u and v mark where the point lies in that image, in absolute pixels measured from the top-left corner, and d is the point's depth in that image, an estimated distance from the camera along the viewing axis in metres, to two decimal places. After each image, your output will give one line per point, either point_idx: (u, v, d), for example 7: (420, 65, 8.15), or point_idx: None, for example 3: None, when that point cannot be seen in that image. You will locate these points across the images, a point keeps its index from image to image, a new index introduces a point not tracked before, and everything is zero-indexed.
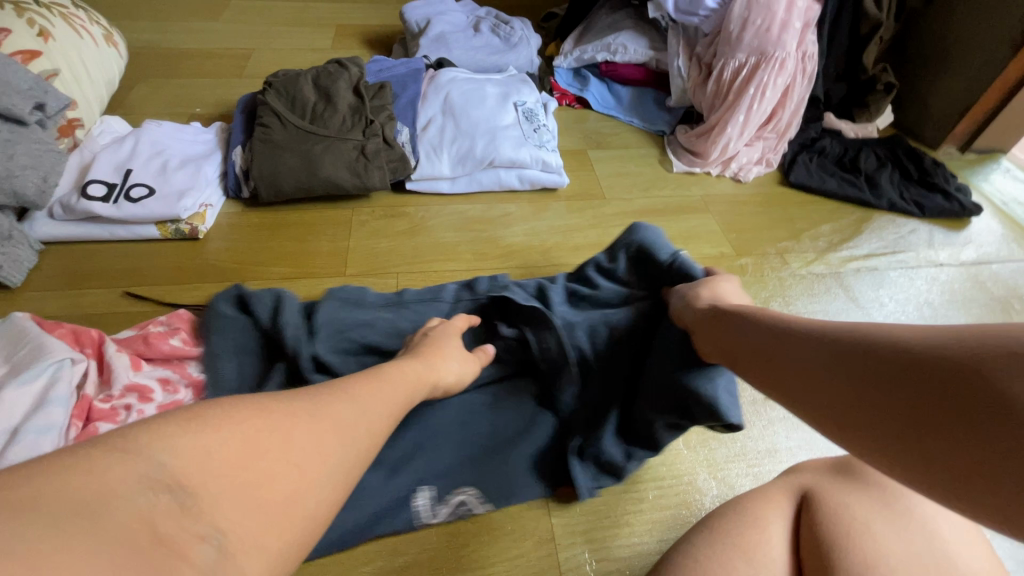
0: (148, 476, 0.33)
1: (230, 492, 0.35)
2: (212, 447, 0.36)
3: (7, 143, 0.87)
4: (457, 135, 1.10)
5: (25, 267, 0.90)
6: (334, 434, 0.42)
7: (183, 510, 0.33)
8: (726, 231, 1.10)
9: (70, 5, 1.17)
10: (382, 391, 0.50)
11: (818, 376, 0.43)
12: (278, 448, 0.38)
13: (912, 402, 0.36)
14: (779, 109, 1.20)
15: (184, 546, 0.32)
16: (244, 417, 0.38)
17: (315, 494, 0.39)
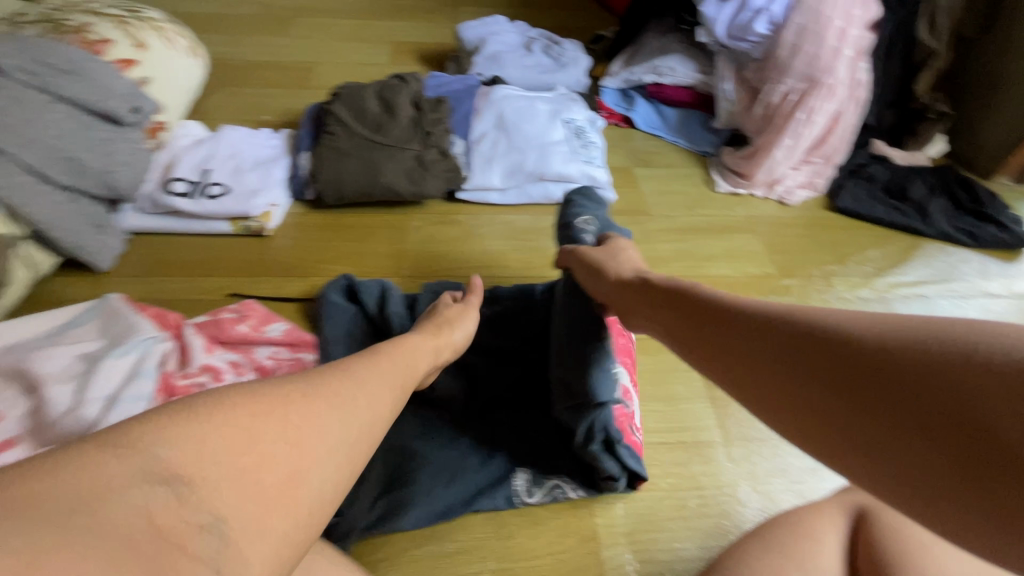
0: (147, 469, 0.36)
1: (228, 481, 0.37)
2: (204, 441, 0.38)
3: (107, 142, 0.95)
4: (510, 149, 1.15)
5: (115, 254, 0.97)
6: (328, 415, 0.44)
7: (180, 501, 0.36)
8: (770, 251, 1.11)
9: (162, 19, 1.28)
10: (376, 369, 0.52)
11: (777, 373, 0.44)
12: (273, 432, 0.41)
13: (879, 401, 0.37)
14: (828, 134, 1.21)
15: (185, 536, 0.35)
16: (239, 406, 0.41)
17: (313, 477, 0.41)
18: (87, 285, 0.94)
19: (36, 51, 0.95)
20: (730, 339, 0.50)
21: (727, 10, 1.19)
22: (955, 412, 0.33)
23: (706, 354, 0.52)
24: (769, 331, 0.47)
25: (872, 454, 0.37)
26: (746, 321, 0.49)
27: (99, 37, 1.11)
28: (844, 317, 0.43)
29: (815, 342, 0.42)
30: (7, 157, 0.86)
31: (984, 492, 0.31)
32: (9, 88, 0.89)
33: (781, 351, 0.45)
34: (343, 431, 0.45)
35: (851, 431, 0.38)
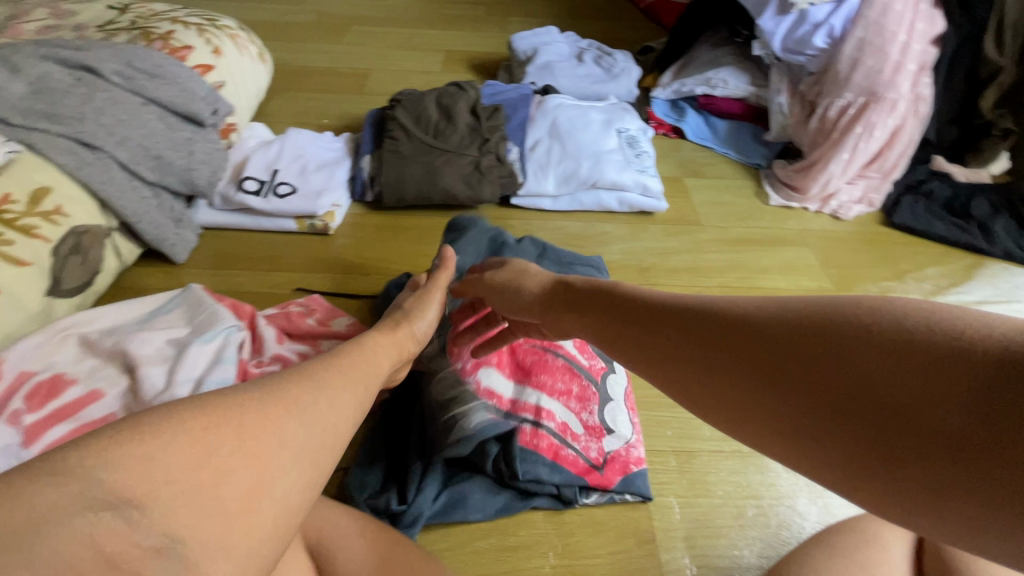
0: (87, 495, 0.31)
1: (184, 498, 0.33)
2: (157, 455, 0.33)
3: (189, 141, 1.00)
4: (564, 157, 1.17)
5: (190, 248, 1.01)
6: (290, 418, 0.41)
7: (130, 525, 0.31)
8: (825, 265, 1.10)
9: (236, 27, 1.35)
10: (336, 372, 0.49)
11: (710, 366, 0.43)
12: (232, 438, 0.37)
13: (816, 392, 0.37)
14: (887, 148, 1.19)
15: (139, 562, 0.31)
16: (187, 415, 0.36)
17: (276, 486, 0.37)
18: (164, 275, 0.98)
19: (128, 56, 1.01)
20: (659, 333, 0.49)
21: (786, 23, 1.18)
22: (894, 397, 0.33)
23: (633, 348, 0.51)
24: (696, 321, 0.46)
25: (818, 444, 0.36)
26: (672, 313, 0.48)
27: (181, 44, 1.18)
28: (760, 308, 0.43)
29: (744, 332, 0.42)
30: (103, 152, 0.90)
31: (924, 470, 0.32)
32: (105, 88, 0.95)
33: (712, 348, 0.44)
34: (307, 436, 0.41)
35: (794, 422, 0.38)
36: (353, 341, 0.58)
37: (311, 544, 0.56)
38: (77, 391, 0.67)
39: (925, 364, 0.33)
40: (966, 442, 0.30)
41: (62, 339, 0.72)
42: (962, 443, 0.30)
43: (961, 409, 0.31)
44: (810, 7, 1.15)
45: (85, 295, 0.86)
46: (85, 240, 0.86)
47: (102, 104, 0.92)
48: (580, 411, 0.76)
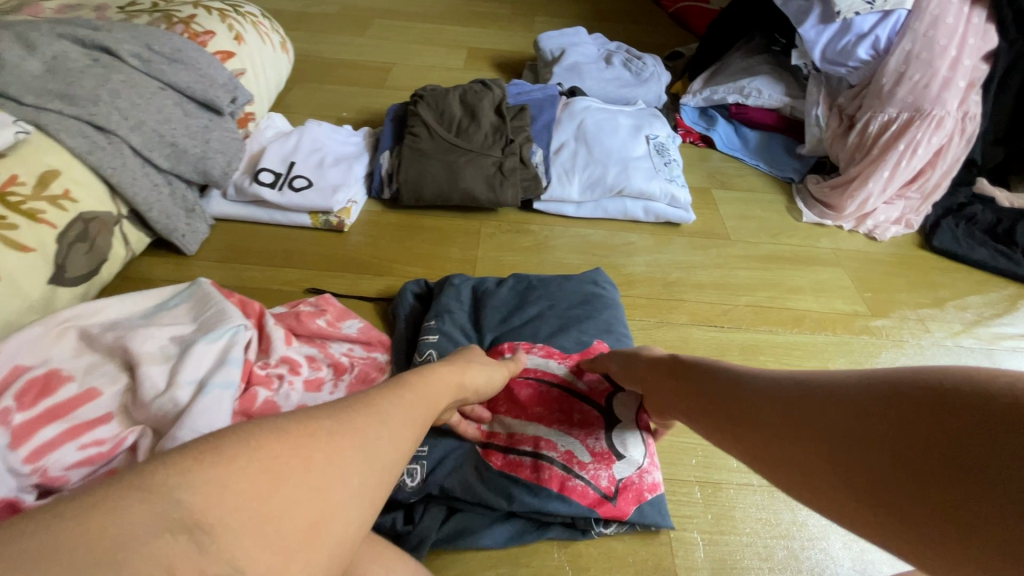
0: (166, 517, 0.32)
1: (249, 529, 0.34)
2: (229, 483, 0.34)
3: (204, 129, 0.98)
4: (590, 162, 1.12)
5: (200, 238, 0.99)
6: (356, 453, 0.40)
7: (201, 550, 0.32)
8: (860, 288, 1.05)
9: (258, 14, 1.32)
10: (404, 399, 0.47)
11: (781, 436, 0.46)
12: (298, 473, 0.37)
13: (883, 457, 0.39)
14: (928, 168, 1.14)
15: None
16: (259, 445, 0.37)
17: (335, 521, 0.37)
18: (174, 266, 0.95)
19: (146, 38, 0.98)
20: (729, 403, 0.52)
21: (828, 33, 1.13)
22: (954, 458, 0.35)
23: (705, 417, 0.54)
24: (766, 391, 0.49)
25: (892, 509, 0.38)
26: (741, 383, 0.52)
27: (202, 29, 1.15)
28: (828, 377, 0.46)
29: (811, 400, 0.45)
30: (116, 137, 0.87)
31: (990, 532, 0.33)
32: (122, 70, 0.92)
33: (783, 412, 0.47)
34: (369, 469, 0.40)
35: (864, 490, 0.40)
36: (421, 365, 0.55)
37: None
38: (73, 389, 0.64)
39: (981, 424, 0.35)
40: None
41: (63, 332, 0.69)
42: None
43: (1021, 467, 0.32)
44: (856, 17, 1.09)
45: (89, 284, 0.82)
46: (93, 226, 0.83)
47: (118, 87, 0.89)
48: (585, 436, 0.70)
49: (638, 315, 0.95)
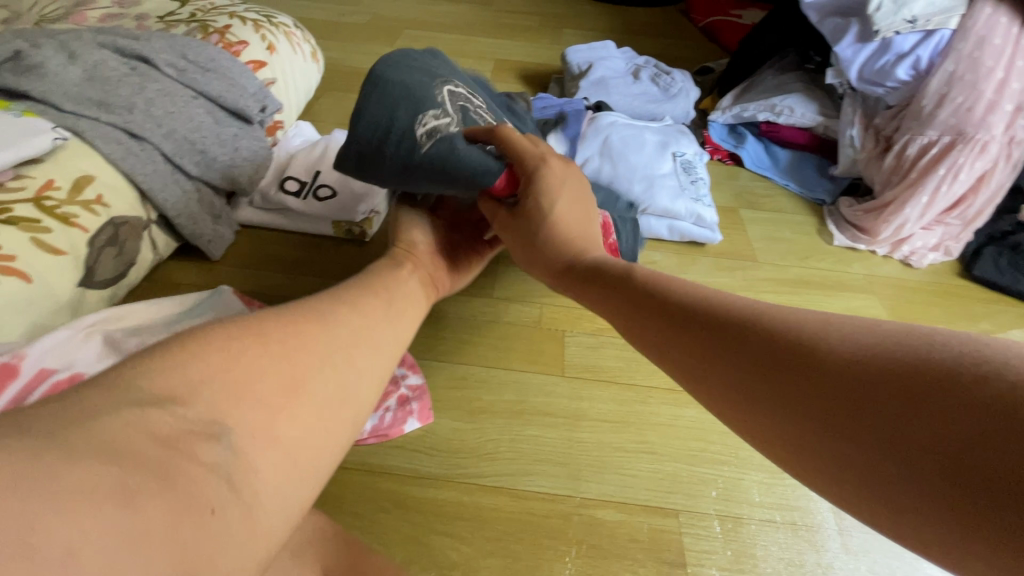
0: (136, 396, 0.35)
1: (223, 397, 0.39)
2: (194, 365, 0.39)
3: (234, 138, 1.00)
4: (614, 178, 1.11)
5: (225, 244, 0.99)
6: (314, 334, 0.48)
7: (176, 415, 0.35)
8: (893, 316, 1.01)
9: (291, 24, 1.35)
10: (346, 301, 0.55)
11: (757, 381, 0.40)
12: (252, 354, 0.43)
13: (869, 422, 0.34)
14: (971, 194, 1.09)
15: (190, 446, 0.34)
16: (217, 339, 0.42)
17: (305, 387, 0.44)
18: (199, 270, 0.97)
19: (181, 48, 1.01)
20: (698, 349, 0.45)
21: (866, 52, 1.09)
22: (965, 437, 0.30)
23: (664, 360, 0.48)
24: (746, 340, 0.42)
25: (869, 480, 0.33)
26: (711, 326, 0.45)
27: (237, 39, 1.17)
28: (806, 326, 0.40)
29: (795, 357, 0.38)
30: (150, 143, 0.89)
31: (975, 513, 0.29)
32: (158, 79, 0.94)
33: (753, 364, 0.41)
34: (327, 346, 0.48)
35: (839, 458, 0.34)
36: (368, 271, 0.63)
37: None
38: None
39: (994, 406, 0.29)
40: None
41: (88, 334, 0.70)
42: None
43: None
44: (896, 36, 1.05)
45: (117, 287, 0.84)
46: (122, 230, 0.84)
47: (153, 95, 0.92)
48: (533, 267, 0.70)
49: None
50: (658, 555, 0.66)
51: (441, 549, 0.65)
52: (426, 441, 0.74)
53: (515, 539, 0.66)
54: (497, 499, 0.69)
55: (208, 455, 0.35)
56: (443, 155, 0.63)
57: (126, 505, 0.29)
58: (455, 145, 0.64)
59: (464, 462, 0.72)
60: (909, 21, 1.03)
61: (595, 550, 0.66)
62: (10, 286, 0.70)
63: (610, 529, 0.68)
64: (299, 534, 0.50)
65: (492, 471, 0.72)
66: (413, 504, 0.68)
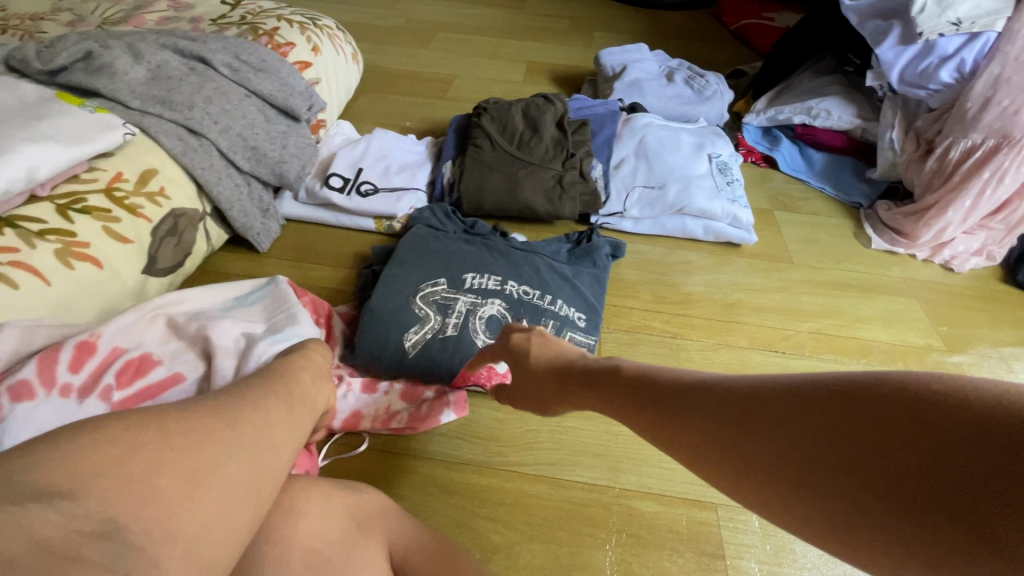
0: (16, 491, 0.32)
1: (112, 493, 0.34)
2: (81, 458, 0.35)
3: (283, 135, 1.04)
4: (650, 179, 1.12)
5: (272, 237, 1.04)
6: (222, 423, 0.42)
7: (61, 512, 0.32)
8: (934, 321, 1.00)
9: (334, 26, 1.39)
10: (269, 386, 0.49)
11: (731, 438, 0.41)
12: (153, 442, 0.37)
13: (838, 465, 0.35)
14: (1016, 199, 1.07)
15: (75, 545, 0.31)
16: (112, 426, 0.38)
17: (211, 483, 0.38)
18: (247, 262, 1.01)
19: (236, 49, 1.05)
20: (666, 412, 0.46)
21: (908, 54, 1.08)
22: (943, 474, 0.31)
23: (634, 426, 0.50)
24: (711, 395, 0.44)
25: (854, 521, 0.34)
26: (677, 388, 0.47)
27: (284, 40, 1.22)
28: (768, 381, 0.41)
29: (755, 407, 0.40)
30: (206, 139, 0.93)
31: (953, 542, 0.29)
32: (215, 78, 0.98)
33: (726, 422, 0.42)
34: (236, 438, 0.41)
35: (817, 502, 0.35)
36: (286, 358, 0.56)
37: (396, 562, 0.49)
38: (161, 372, 0.69)
39: (968, 433, 0.31)
40: (998, 505, 0.28)
41: (148, 317, 0.74)
42: (993, 503, 0.29)
43: (988, 470, 0.29)
44: (939, 38, 1.05)
45: (175, 275, 0.88)
46: (181, 222, 0.89)
47: (211, 93, 0.96)
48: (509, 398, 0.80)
49: (696, 336, 0.94)
50: (697, 547, 0.67)
51: (484, 533, 0.67)
52: (469, 429, 0.77)
53: (557, 525, 0.68)
54: (538, 487, 0.71)
55: (96, 555, 0.31)
56: (428, 363, 0.81)
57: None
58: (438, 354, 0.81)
59: (505, 450, 0.75)
60: (954, 23, 1.03)
61: (636, 540, 0.67)
62: (84, 271, 0.74)
63: (650, 519, 0.69)
64: (360, 508, 0.51)
65: (534, 459, 0.74)
66: (458, 489, 0.71)
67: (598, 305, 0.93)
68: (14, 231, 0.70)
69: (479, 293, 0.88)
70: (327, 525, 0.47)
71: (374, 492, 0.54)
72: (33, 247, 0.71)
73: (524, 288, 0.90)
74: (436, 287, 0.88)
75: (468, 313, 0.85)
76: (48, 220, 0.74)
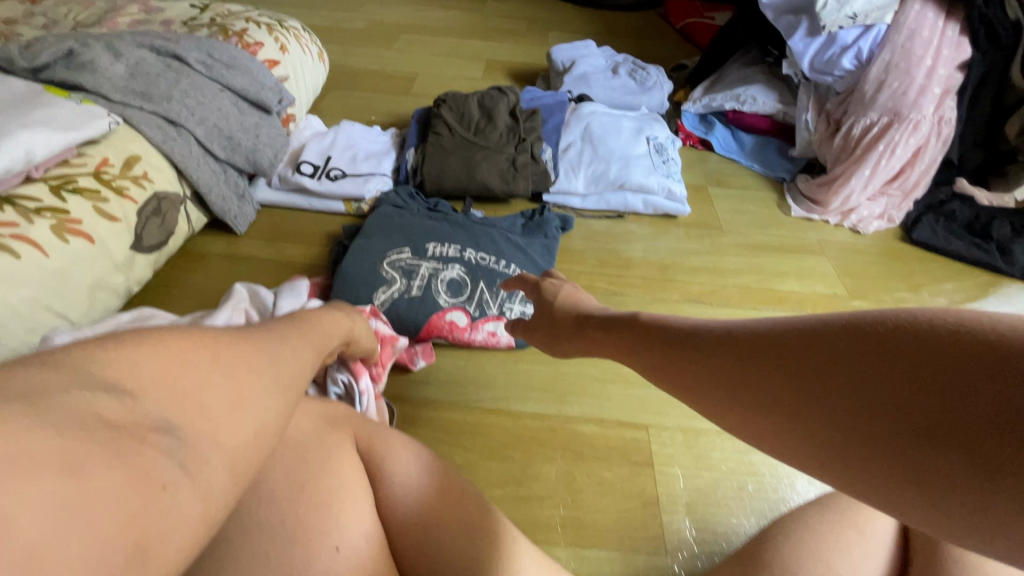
0: (80, 378, 0.28)
1: (172, 396, 0.31)
2: (147, 355, 0.32)
3: (256, 126, 1.12)
4: (594, 159, 1.25)
5: (248, 221, 1.12)
6: (268, 352, 0.39)
7: (123, 405, 0.29)
8: (841, 274, 1.14)
9: (300, 28, 1.48)
10: (302, 329, 0.49)
11: (737, 371, 0.41)
12: (209, 356, 0.34)
13: (839, 389, 0.35)
14: (907, 167, 1.24)
15: (141, 436, 0.29)
16: (169, 332, 0.34)
17: (257, 403, 0.35)
18: (225, 243, 1.09)
19: (207, 48, 1.13)
20: (674, 359, 0.48)
21: (815, 45, 1.24)
22: (951, 401, 0.30)
23: (644, 370, 0.53)
24: (718, 340, 0.45)
25: (851, 444, 0.34)
26: (688, 334, 0.48)
27: (253, 40, 1.30)
28: (776, 321, 0.42)
29: (766, 341, 0.41)
30: (184, 129, 1.02)
31: (946, 466, 0.30)
32: (189, 74, 1.06)
33: (730, 358, 0.43)
34: (281, 363, 0.39)
35: (831, 437, 0.35)
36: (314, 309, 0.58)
37: (363, 448, 0.58)
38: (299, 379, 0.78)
39: (978, 359, 0.30)
40: (1000, 431, 0.28)
41: (237, 314, 0.77)
42: (992, 429, 0.28)
43: (990, 394, 0.29)
44: (840, 30, 1.20)
45: (160, 252, 0.96)
46: (164, 204, 0.97)
47: (187, 87, 1.04)
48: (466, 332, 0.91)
49: (635, 293, 1.06)
50: (630, 458, 0.78)
51: (448, 456, 0.77)
52: (433, 375, 0.88)
53: (510, 447, 0.79)
54: (494, 418, 0.82)
55: (156, 446, 0.29)
56: (395, 321, 0.91)
57: (72, 472, 0.25)
58: (403, 313, 0.91)
59: (466, 390, 0.86)
60: (851, 17, 1.18)
61: (579, 455, 0.78)
62: (78, 245, 0.82)
63: (591, 438, 0.80)
64: (333, 415, 0.59)
65: (491, 396, 0.85)
66: (425, 421, 0.81)
67: (548, 268, 1.05)
68: (13, 208, 0.78)
69: (440, 259, 0.99)
70: (300, 419, 0.55)
71: (346, 405, 0.63)
72: (30, 222, 0.78)
73: (481, 255, 1.01)
74: (401, 257, 0.98)
75: (431, 276, 0.96)
76: (43, 199, 0.81)
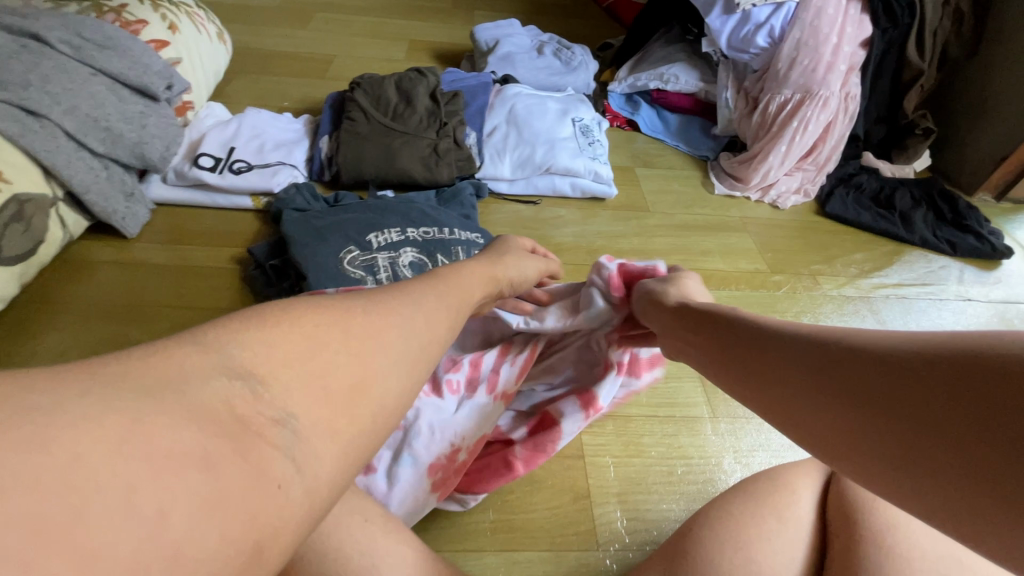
0: (222, 363, 0.28)
1: (299, 381, 0.29)
2: (277, 341, 0.30)
3: (140, 115, 1.00)
4: (520, 143, 1.21)
5: (141, 222, 1.01)
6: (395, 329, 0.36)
7: (253, 394, 0.28)
8: (762, 249, 1.18)
9: (193, 5, 1.34)
10: (437, 291, 0.44)
11: (803, 378, 0.41)
12: (337, 338, 0.32)
13: (891, 396, 0.34)
14: (820, 143, 1.28)
15: (260, 426, 0.27)
16: (308, 310, 0.33)
17: (383, 382, 0.32)
18: (114, 248, 0.98)
19: (77, 26, 1.00)
20: (753, 364, 0.48)
21: (731, 22, 1.24)
22: (988, 412, 0.29)
23: (727, 379, 0.51)
24: (796, 342, 0.45)
25: (892, 447, 0.33)
26: (769, 340, 0.48)
27: (135, 18, 1.17)
28: (854, 334, 0.41)
29: (833, 351, 0.40)
30: (48, 120, 0.89)
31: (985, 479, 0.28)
32: (51, 56, 0.93)
33: (801, 364, 0.42)
34: (407, 341, 0.36)
35: (878, 444, 0.34)
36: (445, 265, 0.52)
37: None
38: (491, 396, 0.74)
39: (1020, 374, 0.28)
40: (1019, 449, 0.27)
41: None
42: (999, 446, 0.28)
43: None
44: (753, 8, 1.21)
45: (27, 263, 0.86)
46: (28, 208, 0.86)
47: (49, 72, 0.91)
48: None
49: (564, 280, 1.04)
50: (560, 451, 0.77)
51: None
52: None
53: None
54: None
55: (274, 440, 0.27)
56: None
57: (209, 470, 0.24)
58: None
59: None
60: None
61: None
62: None
63: None
64: None
65: None
66: None
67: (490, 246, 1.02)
68: None
69: (389, 247, 0.94)
70: None
71: None
72: None
73: (425, 230, 0.98)
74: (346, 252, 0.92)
75: (391, 266, 0.92)
76: None
